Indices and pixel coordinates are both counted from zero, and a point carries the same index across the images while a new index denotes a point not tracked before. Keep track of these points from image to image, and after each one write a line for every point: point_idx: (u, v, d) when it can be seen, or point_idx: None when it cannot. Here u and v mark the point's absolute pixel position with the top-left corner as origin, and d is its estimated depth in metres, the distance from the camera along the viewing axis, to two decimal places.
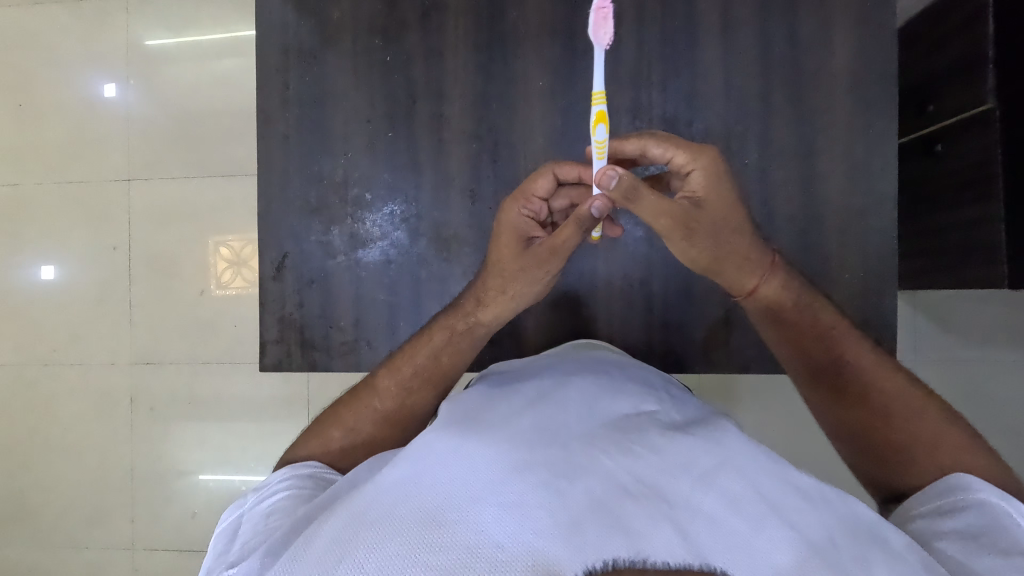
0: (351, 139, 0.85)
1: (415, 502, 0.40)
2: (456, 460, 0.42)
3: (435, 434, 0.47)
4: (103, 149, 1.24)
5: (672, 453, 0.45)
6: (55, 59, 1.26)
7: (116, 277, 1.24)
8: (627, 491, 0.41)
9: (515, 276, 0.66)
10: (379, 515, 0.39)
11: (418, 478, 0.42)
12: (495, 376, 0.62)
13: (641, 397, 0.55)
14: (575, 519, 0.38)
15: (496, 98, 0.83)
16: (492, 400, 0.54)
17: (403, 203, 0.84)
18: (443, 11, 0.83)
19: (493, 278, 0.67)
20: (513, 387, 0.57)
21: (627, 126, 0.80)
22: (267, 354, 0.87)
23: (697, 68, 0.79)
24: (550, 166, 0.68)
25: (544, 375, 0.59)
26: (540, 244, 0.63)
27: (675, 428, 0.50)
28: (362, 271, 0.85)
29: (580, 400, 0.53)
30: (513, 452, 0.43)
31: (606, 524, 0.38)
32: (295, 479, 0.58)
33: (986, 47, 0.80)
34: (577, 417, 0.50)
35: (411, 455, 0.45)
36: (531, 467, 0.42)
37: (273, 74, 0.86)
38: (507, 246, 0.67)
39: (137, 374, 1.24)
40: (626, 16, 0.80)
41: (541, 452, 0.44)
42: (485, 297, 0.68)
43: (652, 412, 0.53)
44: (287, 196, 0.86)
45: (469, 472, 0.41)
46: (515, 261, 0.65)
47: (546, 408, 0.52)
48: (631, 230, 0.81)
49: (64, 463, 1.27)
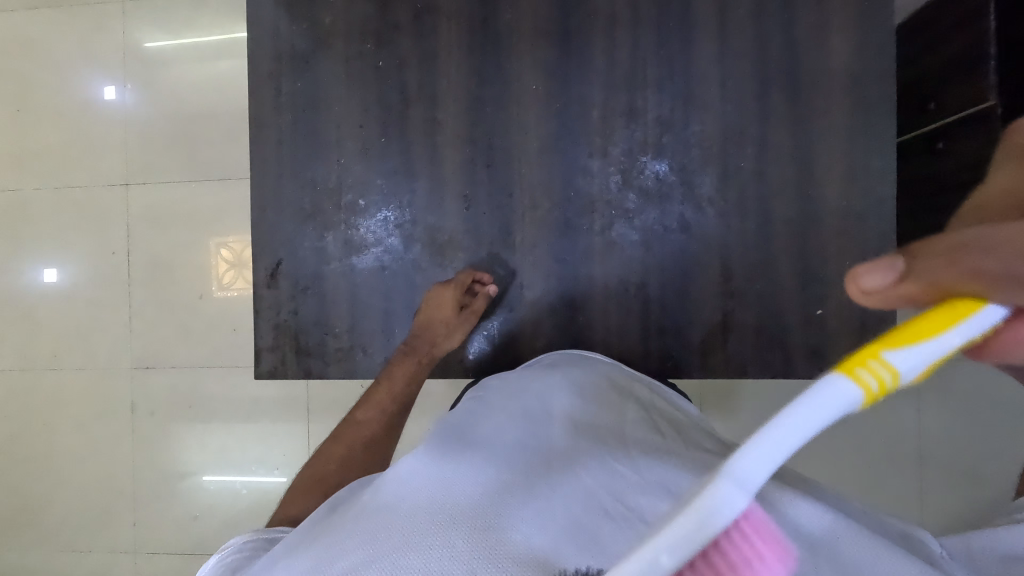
0: (345, 144, 0.84)
1: (393, 525, 0.40)
2: (433, 484, 0.43)
3: (416, 458, 0.47)
4: (100, 153, 1.24)
5: (652, 472, 0.46)
6: (53, 63, 1.25)
7: (117, 281, 1.24)
8: (605, 510, 0.41)
9: (454, 330, 0.79)
10: (359, 543, 0.39)
11: (396, 503, 0.42)
12: (483, 393, 0.63)
13: (629, 417, 0.56)
14: (545, 538, 0.38)
15: (491, 101, 0.82)
16: (478, 417, 0.55)
17: (396, 209, 0.84)
18: (436, 14, 0.82)
19: (434, 332, 0.79)
20: (500, 402, 0.57)
21: (622, 129, 0.80)
22: (262, 361, 0.86)
23: (693, 70, 0.78)
24: (467, 268, 0.82)
25: (532, 387, 0.60)
26: (467, 312, 0.79)
27: (660, 448, 0.51)
28: (357, 278, 0.84)
29: (566, 416, 0.54)
30: (494, 472, 0.44)
31: (578, 542, 0.38)
32: (260, 541, 0.54)
33: (987, 44, 0.79)
34: (560, 436, 0.50)
35: (392, 481, 0.45)
36: (510, 489, 0.42)
37: (266, 79, 0.85)
38: (447, 302, 0.79)
39: (138, 378, 1.24)
40: (621, 18, 0.79)
41: (520, 473, 0.44)
42: (437, 344, 0.79)
43: (639, 431, 0.54)
44: (281, 202, 0.86)
45: (445, 496, 0.41)
46: (451, 320, 0.79)
47: (531, 424, 0.52)
48: (627, 234, 0.80)
49: (66, 468, 1.27)
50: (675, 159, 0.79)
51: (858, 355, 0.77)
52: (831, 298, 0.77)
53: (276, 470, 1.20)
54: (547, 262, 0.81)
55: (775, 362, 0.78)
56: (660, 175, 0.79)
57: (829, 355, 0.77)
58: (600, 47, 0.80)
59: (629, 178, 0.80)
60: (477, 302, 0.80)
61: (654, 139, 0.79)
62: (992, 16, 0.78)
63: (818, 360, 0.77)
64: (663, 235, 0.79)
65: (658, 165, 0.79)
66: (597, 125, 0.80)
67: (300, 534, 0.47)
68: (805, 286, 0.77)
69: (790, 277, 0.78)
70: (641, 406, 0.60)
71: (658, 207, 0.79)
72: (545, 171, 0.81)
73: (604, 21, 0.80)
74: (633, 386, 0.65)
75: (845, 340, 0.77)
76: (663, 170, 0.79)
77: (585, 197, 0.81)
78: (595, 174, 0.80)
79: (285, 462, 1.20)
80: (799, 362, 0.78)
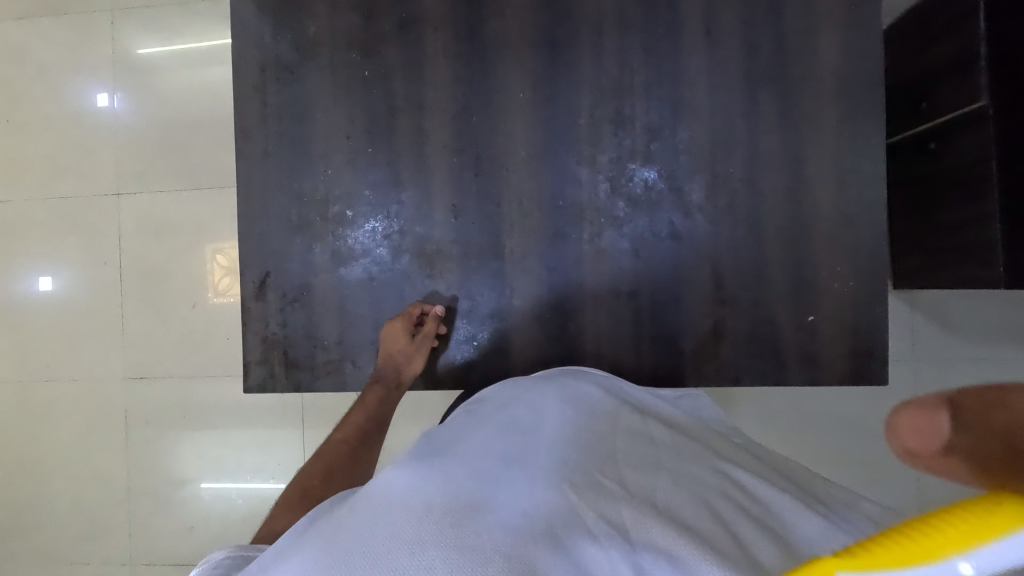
0: (332, 154, 0.84)
1: (370, 541, 0.38)
2: (413, 500, 0.42)
3: (399, 473, 0.46)
4: (91, 162, 1.23)
5: (641, 489, 0.46)
6: (42, 72, 1.25)
7: (108, 290, 1.23)
8: (588, 529, 0.40)
9: (413, 356, 0.79)
10: (333, 561, 0.38)
11: (373, 519, 0.41)
12: (472, 404, 0.62)
13: (620, 428, 0.55)
14: (525, 551, 0.37)
15: (478, 110, 0.81)
16: (464, 429, 0.54)
17: (385, 219, 0.83)
18: (422, 22, 0.82)
19: (394, 360, 0.80)
20: (486, 413, 0.57)
21: (611, 136, 0.79)
22: (250, 375, 0.85)
23: (681, 76, 0.78)
24: (419, 301, 0.82)
25: (520, 399, 0.59)
26: (424, 339, 0.80)
27: (652, 462, 0.51)
28: (345, 289, 0.84)
29: (554, 428, 0.53)
30: (475, 486, 0.43)
31: (559, 554, 0.38)
32: (238, 559, 0.52)
33: (976, 45, 0.78)
34: (549, 446, 0.50)
35: (372, 495, 0.44)
36: (491, 506, 0.41)
37: (252, 90, 0.85)
38: (399, 333, 0.79)
39: (131, 389, 1.23)
40: (608, 25, 0.79)
41: (502, 488, 0.43)
42: (402, 371, 0.80)
43: (632, 442, 0.53)
44: (269, 214, 0.85)
45: (424, 511, 0.40)
46: (407, 348, 0.79)
47: (517, 436, 0.51)
48: (617, 242, 0.79)
49: (60, 481, 1.26)
50: (664, 166, 0.78)
51: (850, 361, 0.76)
52: (823, 304, 0.76)
53: (271, 479, 1.19)
54: (537, 271, 0.81)
55: (768, 369, 0.77)
56: (649, 182, 0.78)
57: (822, 362, 0.76)
58: (587, 55, 0.79)
59: (618, 186, 0.79)
60: (429, 328, 0.80)
61: (643, 146, 0.79)
62: (981, 17, 0.77)
63: (811, 366, 0.77)
64: (653, 243, 0.79)
65: (647, 173, 0.78)
66: (586, 132, 0.80)
67: (281, 547, 0.45)
68: (797, 292, 0.77)
69: (782, 284, 0.77)
70: (633, 415, 0.59)
71: (648, 214, 0.79)
72: (534, 180, 0.81)
73: (591, 28, 0.79)
74: (625, 394, 0.64)
75: (838, 346, 0.76)
76: (652, 177, 0.78)
77: (574, 206, 0.80)
78: (584, 182, 0.80)
79: (280, 471, 1.19)
80: (792, 368, 0.77)
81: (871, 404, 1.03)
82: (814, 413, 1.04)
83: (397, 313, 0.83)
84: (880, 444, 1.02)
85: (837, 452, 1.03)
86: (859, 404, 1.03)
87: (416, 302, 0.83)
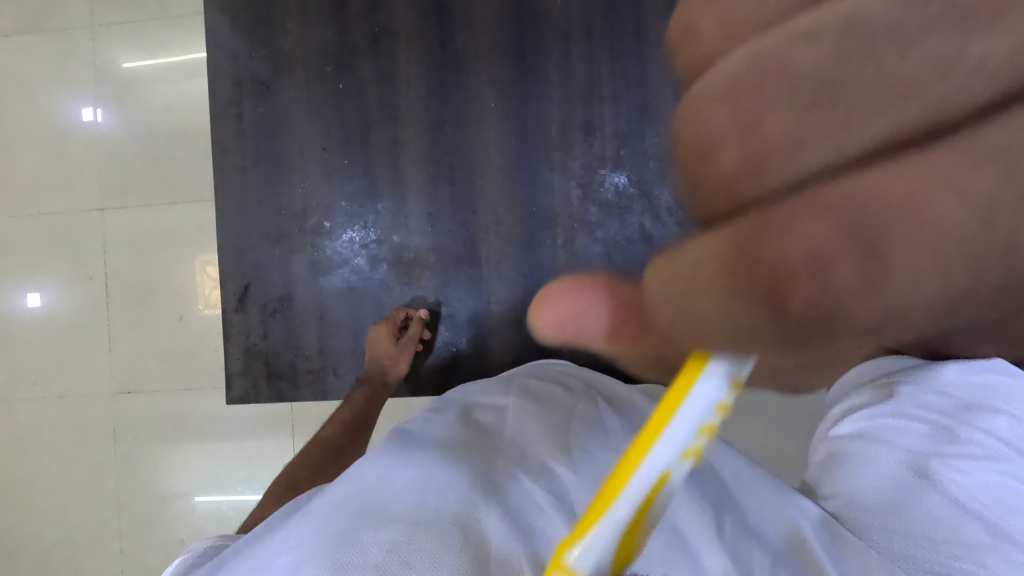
0: (309, 168, 0.85)
1: (336, 520, 0.39)
2: (379, 481, 0.43)
3: (366, 460, 0.47)
4: (73, 178, 1.24)
5: (589, 467, 0.47)
6: (25, 91, 1.25)
7: (95, 305, 1.24)
8: (542, 503, 0.43)
9: (398, 358, 0.81)
10: (300, 540, 0.39)
11: (340, 501, 0.42)
12: (444, 396, 0.63)
13: (582, 411, 0.58)
14: (481, 527, 0.40)
15: (451, 121, 0.83)
16: (431, 418, 0.55)
17: (361, 229, 0.84)
18: (394, 36, 0.83)
19: (380, 364, 0.82)
20: (453, 405, 0.58)
21: (581, 144, 0.81)
22: (234, 386, 0.87)
23: (647, 83, 0.80)
24: (404, 304, 0.84)
25: (486, 392, 0.61)
26: (408, 341, 0.81)
27: (602, 446, 0.51)
28: (324, 299, 0.85)
29: (517, 416, 0.55)
30: (437, 469, 0.44)
31: (509, 525, 0.40)
32: (223, 546, 0.53)
33: None
34: (511, 439, 0.52)
35: (341, 482, 0.45)
36: (452, 485, 0.43)
37: (228, 107, 0.86)
38: (384, 336, 0.81)
39: (119, 403, 1.23)
40: (575, 35, 0.81)
41: (464, 469, 0.45)
42: (389, 373, 0.82)
43: (584, 430, 0.53)
44: (248, 227, 0.86)
45: (390, 492, 0.42)
46: (391, 351, 0.81)
47: (480, 426, 0.53)
48: (590, 246, 0.81)
49: (50, 497, 1.26)
50: (634, 171, 0.80)
51: None
52: None
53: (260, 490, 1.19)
54: (512, 276, 0.82)
55: None
56: (620, 187, 0.80)
57: None
58: (555, 64, 0.81)
59: (590, 192, 0.81)
60: (412, 330, 0.82)
61: (612, 152, 0.80)
62: None
63: None
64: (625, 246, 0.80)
65: (617, 178, 0.80)
66: (556, 140, 0.81)
67: (250, 536, 0.46)
68: None
69: None
70: (593, 396, 0.61)
71: (619, 218, 0.80)
72: (507, 187, 0.82)
73: (558, 37, 0.81)
74: (591, 381, 0.66)
75: None
76: (622, 182, 0.80)
77: (547, 212, 0.82)
78: (556, 189, 0.82)
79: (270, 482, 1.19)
80: None
81: None
82: None
83: (381, 315, 0.85)
84: None
85: None
86: None
87: (398, 306, 0.84)
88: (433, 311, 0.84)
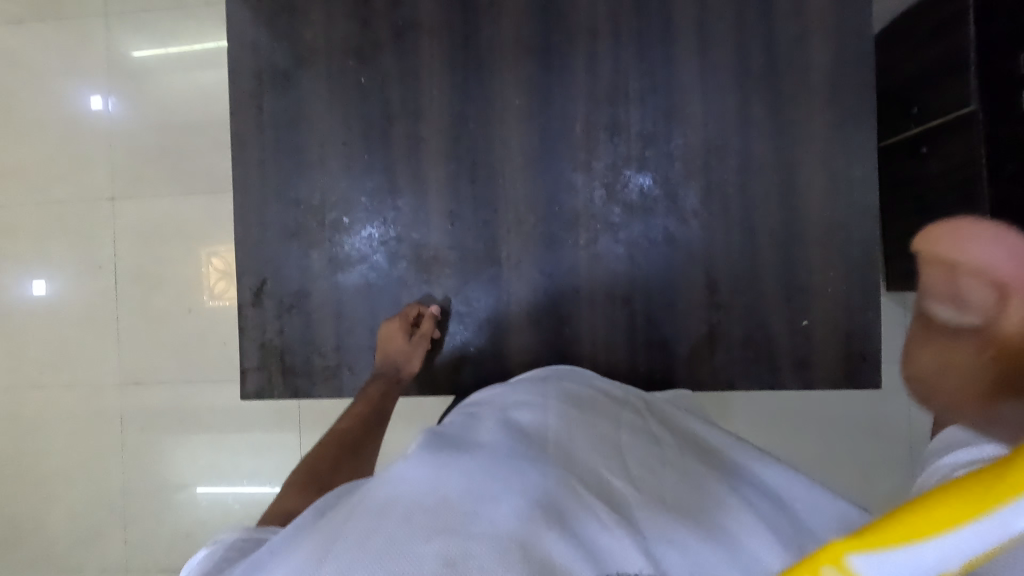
0: (328, 162, 0.84)
1: (386, 528, 0.37)
2: (432, 488, 0.41)
3: (409, 462, 0.45)
4: (85, 166, 1.23)
5: (649, 487, 0.47)
6: (37, 77, 1.24)
7: (104, 295, 1.23)
8: (602, 519, 0.41)
9: (411, 354, 0.80)
10: (346, 545, 0.37)
11: (388, 508, 0.40)
12: (476, 400, 0.62)
13: (621, 420, 0.57)
14: (543, 546, 0.37)
15: (473, 117, 0.82)
16: (468, 421, 0.54)
17: (381, 225, 0.83)
18: (417, 31, 0.82)
19: (392, 359, 0.80)
20: (486, 408, 0.57)
21: (605, 143, 0.80)
22: (248, 381, 0.86)
23: (673, 83, 0.79)
24: (415, 302, 0.83)
25: (524, 392, 0.60)
26: (423, 340, 0.80)
27: (652, 462, 0.51)
28: (341, 295, 0.84)
29: (559, 419, 0.54)
30: (487, 476, 0.43)
31: (575, 549, 0.38)
32: (251, 541, 0.52)
33: (968, 49, 0.80)
34: (556, 441, 0.50)
35: (385, 483, 0.44)
36: (506, 496, 0.41)
37: (247, 98, 0.85)
38: (396, 331, 0.80)
39: (127, 394, 1.23)
40: (602, 32, 0.79)
41: (518, 479, 0.43)
42: (401, 368, 0.81)
43: (636, 444, 0.53)
44: (266, 221, 0.85)
45: (443, 501, 0.40)
46: (405, 347, 0.80)
47: (522, 429, 0.51)
48: (612, 247, 0.80)
49: (56, 487, 1.25)
50: (659, 172, 0.79)
51: (843, 364, 0.77)
52: (817, 308, 0.77)
53: (267, 483, 1.19)
54: (533, 277, 0.81)
55: (761, 372, 0.78)
56: (645, 188, 0.79)
57: (814, 365, 0.78)
58: (582, 61, 0.80)
59: (614, 192, 0.80)
60: (425, 327, 0.81)
61: (638, 152, 0.79)
62: (970, 22, 0.79)
63: (804, 370, 0.78)
64: (648, 248, 0.79)
65: (642, 179, 0.79)
66: (581, 139, 0.80)
67: (286, 533, 0.45)
68: (789, 299, 0.78)
69: (774, 289, 0.78)
70: (632, 406, 0.61)
71: (643, 219, 0.79)
72: (529, 185, 0.81)
73: (584, 34, 0.80)
74: (624, 389, 0.65)
75: (830, 350, 0.77)
76: (647, 183, 0.79)
77: (570, 212, 0.81)
78: (579, 189, 0.80)
79: (277, 475, 1.19)
80: (784, 373, 0.78)
81: (857, 403, 1.06)
82: (804, 417, 1.06)
83: (393, 313, 0.84)
84: (869, 442, 1.05)
85: (834, 454, 1.05)
86: (845, 404, 1.06)
87: (409, 303, 0.83)
88: (443, 306, 0.83)
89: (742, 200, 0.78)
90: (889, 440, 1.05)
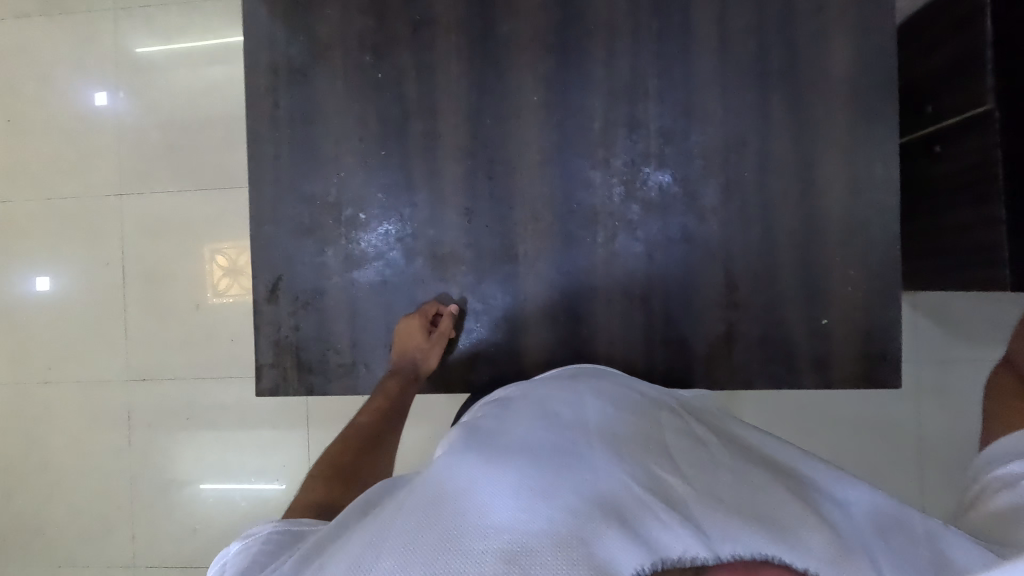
0: (344, 158, 0.84)
1: (438, 526, 0.38)
2: (480, 486, 0.41)
3: (451, 460, 0.46)
4: (93, 162, 1.22)
5: (699, 483, 0.46)
6: (44, 72, 1.24)
7: (112, 291, 1.22)
8: (654, 511, 0.41)
9: (429, 351, 0.79)
10: (399, 543, 0.37)
11: (437, 505, 0.40)
12: (508, 395, 0.62)
13: (658, 417, 0.56)
14: (598, 540, 0.37)
15: (490, 113, 0.81)
16: (504, 418, 0.54)
17: (397, 222, 0.83)
18: (434, 26, 0.82)
19: (411, 357, 0.80)
20: (517, 405, 0.57)
21: (624, 140, 0.79)
22: (262, 378, 0.85)
23: (692, 80, 0.78)
24: (432, 299, 0.83)
25: (559, 389, 0.59)
26: (440, 338, 0.80)
27: (695, 458, 0.50)
28: (357, 292, 0.84)
29: (598, 416, 0.53)
30: (540, 475, 0.42)
31: (629, 540, 0.38)
32: (287, 534, 0.51)
33: (986, 46, 0.79)
34: (599, 440, 0.49)
35: (430, 480, 0.44)
36: (556, 492, 0.41)
37: (261, 93, 0.85)
38: (415, 329, 0.80)
39: (135, 391, 1.22)
40: (621, 28, 0.79)
41: (565, 476, 0.42)
42: (419, 365, 0.80)
43: (678, 441, 0.52)
44: (281, 217, 0.85)
45: (492, 499, 0.40)
46: (423, 344, 0.79)
47: (561, 425, 0.51)
48: (630, 245, 0.79)
49: (64, 483, 1.25)
50: (677, 169, 0.78)
51: (863, 363, 0.77)
52: (836, 306, 0.77)
53: (276, 480, 1.18)
54: (550, 274, 0.81)
55: (779, 372, 0.78)
56: (663, 186, 0.79)
57: (833, 364, 0.77)
58: (600, 57, 0.79)
59: (632, 190, 0.79)
60: (442, 324, 0.81)
61: (656, 150, 0.79)
62: (989, 19, 0.78)
63: (823, 369, 0.77)
64: (667, 245, 0.79)
65: (660, 176, 0.79)
66: (599, 136, 0.80)
67: (327, 530, 0.45)
68: (808, 297, 0.77)
69: (793, 287, 0.78)
70: (667, 405, 0.60)
71: (661, 217, 0.79)
72: (547, 182, 0.81)
73: (603, 30, 0.79)
74: (656, 388, 0.64)
75: (849, 349, 0.77)
76: (665, 181, 0.79)
77: (588, 209, 0.80)
78: (597, 186, 0.80)
79: (286, 472, 1.18)
80: (803, 372, 0.78)
81: (872, 403, 1.05)
82: (818, 417, 1.06)
83: (411, 310, 0.83)
84: (883, 442, 1.05)
85: (849, 455, 1.05)
86: (860, 404, 1.05)
87: (427, 301, 0.83)
88: (461, 304, 0.83)
89: (760, 198, 0.78)
90: (904, 440, 1.04)
